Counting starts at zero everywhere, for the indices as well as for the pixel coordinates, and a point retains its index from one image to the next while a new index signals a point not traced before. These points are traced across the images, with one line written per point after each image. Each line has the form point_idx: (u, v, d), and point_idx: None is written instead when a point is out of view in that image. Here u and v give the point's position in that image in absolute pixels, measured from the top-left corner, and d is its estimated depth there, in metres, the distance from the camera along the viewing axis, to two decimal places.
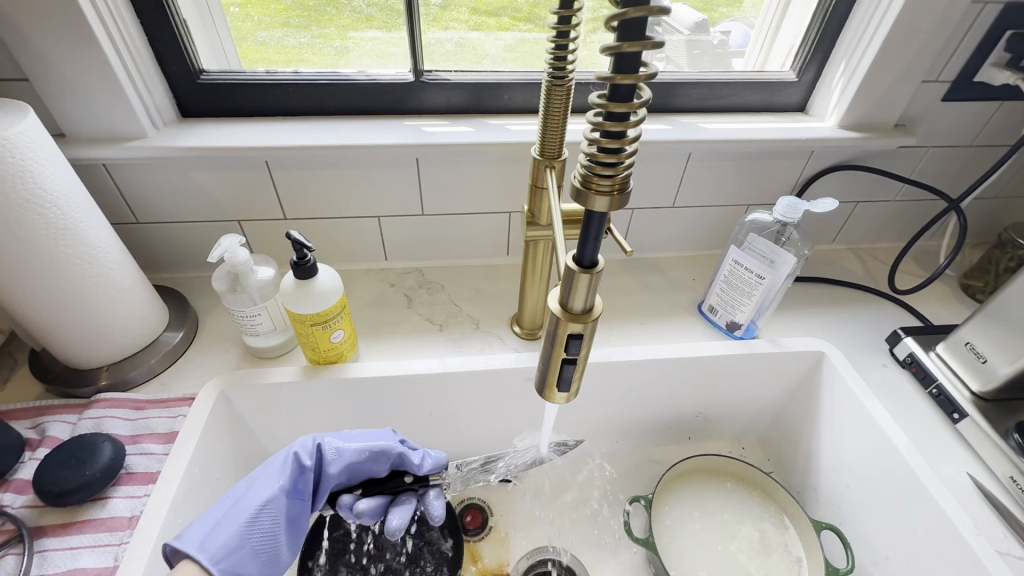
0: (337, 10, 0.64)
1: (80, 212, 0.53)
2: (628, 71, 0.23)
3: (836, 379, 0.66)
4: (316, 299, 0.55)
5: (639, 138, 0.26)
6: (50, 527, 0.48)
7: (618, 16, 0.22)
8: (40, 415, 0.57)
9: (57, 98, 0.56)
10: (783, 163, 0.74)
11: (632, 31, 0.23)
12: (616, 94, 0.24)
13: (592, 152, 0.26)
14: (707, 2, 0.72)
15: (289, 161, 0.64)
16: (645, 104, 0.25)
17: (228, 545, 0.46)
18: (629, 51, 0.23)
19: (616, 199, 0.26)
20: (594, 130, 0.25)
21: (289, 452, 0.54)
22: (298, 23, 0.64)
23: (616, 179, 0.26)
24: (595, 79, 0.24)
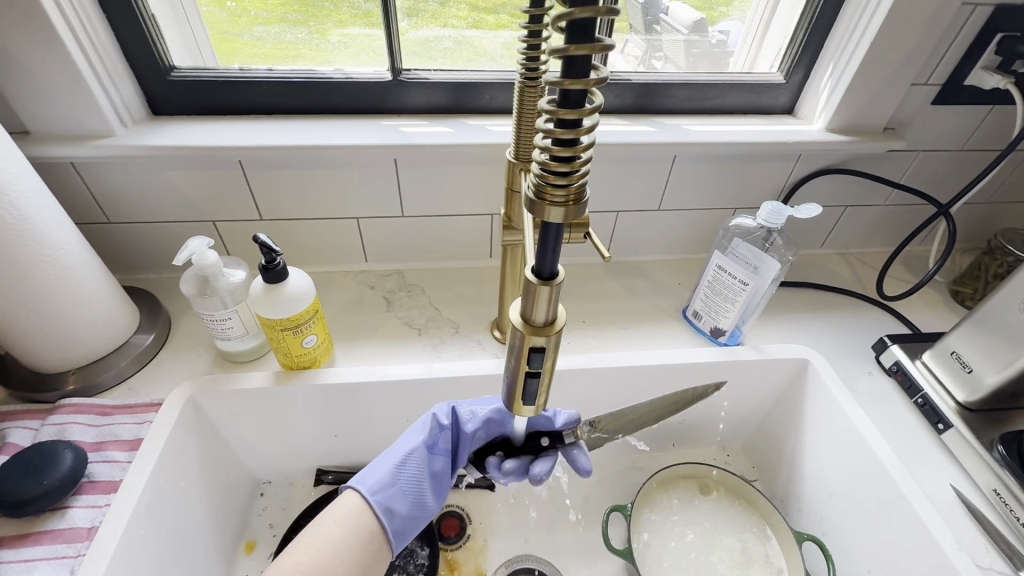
0: (335, 6, 0.61)
1: (42, 213, 0.51)
2: (579, 75, 0.22)
3: (821, 387, 0.65)
4: (286, 303, 0.53)
5: (594, 146, 0.24)
6: (6, 538, 0.47)
7: (565, 16, 0.21)
8: (1, 421, 0.55)
9: (19, 95, 0.54)
10: (770, 166, 0.73)
11: (581, 33, 0.21)
12: (566, 99, 0.22)
13: (544, 160, 0.24)
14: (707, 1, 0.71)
15: (262, 161, 0.62)
16: (598, 109, 0.23)
17: (381, 481, 0.50)
18: (577, 55, 0.21)
19: (571, 210, 0.25)
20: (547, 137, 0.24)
21: (427, 412, 0.55)
22: (294, 19, 0.62)
23: (570, 189, 0.24)
24: (544, 84, 0.23)
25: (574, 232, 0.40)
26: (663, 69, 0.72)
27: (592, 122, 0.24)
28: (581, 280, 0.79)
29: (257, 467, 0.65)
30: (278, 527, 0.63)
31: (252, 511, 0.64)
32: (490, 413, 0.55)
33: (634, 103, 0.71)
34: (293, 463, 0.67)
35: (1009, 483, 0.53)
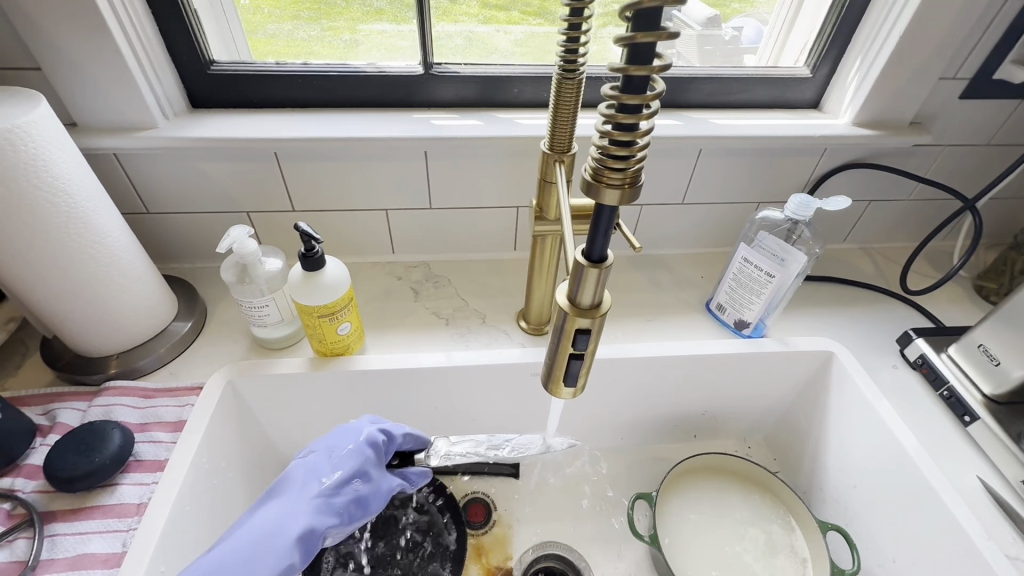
0: (347, 4, 0.64)
1: (91, 201, 0.53)
2: (642, 62, 0.23)
3: (845, 380, 0.65)
4: (323, 291, 0.55)
5: (651, 131, 0.25)
6: (60, 513, 0.49)
7: (633, 6, 0.22)
8: (51, 402, 0.57)
9: (70, 88, 0.56)
10: (795, 161, 0.73)
11: (647, 22, 0.22)
12: (628, 85, 0.24)
13: (604, 145, 0.25)
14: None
15: (298, 153, 0.64)
16: (658, 96, 0.24)
17: None
18: (643, 42, 0.22)
19: (627, 193, 0.26)
20: (606, 122, 0.25)
21: (298, 531, 0.47)
22: (306, 16, 0.64)
23: (627, 173, 0.26)
24: (607, 71, 0.24)
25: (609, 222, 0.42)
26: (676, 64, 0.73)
27: (651, 109, 0.25)
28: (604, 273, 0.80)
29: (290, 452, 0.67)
30: None
31: None
32: (349, 517, 0.52)
33: (659, 97, 0.72)
34: None
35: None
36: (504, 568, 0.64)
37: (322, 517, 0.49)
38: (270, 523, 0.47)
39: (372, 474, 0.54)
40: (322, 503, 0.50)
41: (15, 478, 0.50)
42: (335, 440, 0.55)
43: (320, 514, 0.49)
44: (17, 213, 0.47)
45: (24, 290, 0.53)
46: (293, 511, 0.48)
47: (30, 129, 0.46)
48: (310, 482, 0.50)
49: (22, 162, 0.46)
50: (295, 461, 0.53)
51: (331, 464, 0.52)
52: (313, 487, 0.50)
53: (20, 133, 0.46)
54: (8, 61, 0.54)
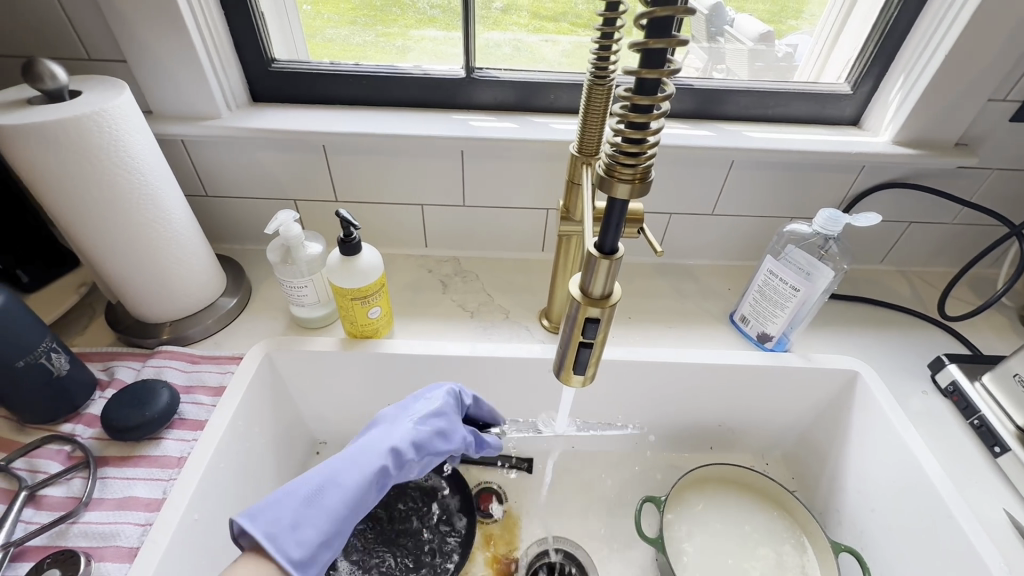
0: (401, 11, 0.68)
1: (159, 181, 0.58)
2: (655, 65, 0.25)
3: (869, 400, 0.64)
4: (357, 275, 0.58)
5: (661, 130, 0.28)
6: (112, 459, 0.54)
7: (646, 15, 0.24)
8: (110, 360, 0.63)
9: (149, 79, 0.62)
10: (831, 177, 0.73)
11: (659, 29, 0.24)
12: (641, 87, 0.26)
13: (617, 143, 0.27)
14: (775, 14, 0.72)
15: (344, 147, 0.68)
16: (668, 98, 0.27)
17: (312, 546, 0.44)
18: (655, 47, 0.24)
19: (637, 187, 0.28)
20: (619, 122, 0.27)
21: (381, 460, 0.51)
22: (363, 22, 0.68)
23: (638, 169, 0.28)
24: (621, 74, 0.26)
25: (628, 227, 0.44)
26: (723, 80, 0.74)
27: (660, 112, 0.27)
28: (629, 279, 0.81)
29: (316, 426, 0.71)
30: None
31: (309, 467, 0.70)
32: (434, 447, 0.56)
33: (694, 108, 0.73)
34: (348, 427, 0.72)
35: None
36: (510, 558, 0.65)
37: (400, 454, 0.53)
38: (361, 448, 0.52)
39: (453, 415, 0.59)
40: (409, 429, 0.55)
41: (76, 424, 0.56)
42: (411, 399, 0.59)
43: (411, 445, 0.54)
44: (98, 187, 0.53)
45: (91, 253, 0.58)
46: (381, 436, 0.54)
47: (115, 113, 0.52)
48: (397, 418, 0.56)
49: (106, 142, 0.52)
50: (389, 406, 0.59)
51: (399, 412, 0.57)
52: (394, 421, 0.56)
53: (107, 116, 0.51)
54: (99, 52, 0.61)
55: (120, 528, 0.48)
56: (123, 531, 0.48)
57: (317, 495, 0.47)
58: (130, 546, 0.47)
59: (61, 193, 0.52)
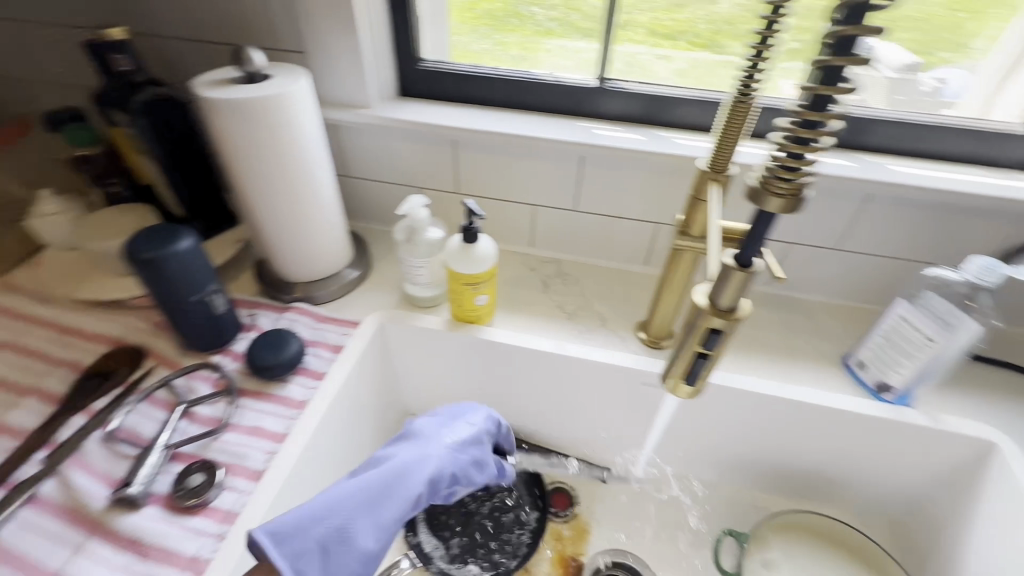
0: (521, 23, 0.73)
1: (318, 158, 0.66)
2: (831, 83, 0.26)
3: (1001, 476, 0.57)
4: (473, 261, 0.62)
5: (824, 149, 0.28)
6: (248, 391, 0.62)
7: (833, 33, 0.25)
8: (253, 308, 0.73)
9: (319, 71, 0.71)
10: (987, 224, 0.65)
11: (844, 48, 0.25)
12: (813, 104, 0.26)
13: (777, 156, 0.28)
14: (926, 43, 0.66)
15: (474, 144, 0.73)
16: (839, 117, 0.27)
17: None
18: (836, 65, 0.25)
19: (790, 202, 0.29)
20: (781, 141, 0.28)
21: (418, 492, 0.49)
22: (483, 30, 0.74)
23: (793, 184, 0.28)
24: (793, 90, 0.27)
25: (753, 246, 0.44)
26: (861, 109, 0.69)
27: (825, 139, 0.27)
28: None
29: (411, 399, 0.78)
30: None
31: None
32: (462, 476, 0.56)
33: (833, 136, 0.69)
34: (439, 404, 0.77)
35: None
36: (575, 559, 0.66)
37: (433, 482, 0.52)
38: (408, 462, 0.50)
39: (484, 445, 0.60)
40: (446, 459, 0.54)
41: (225, 357, 0.65)
42: (453, 423, 0.59)
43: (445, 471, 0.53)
44: (273, 158, 0.62)
45: (254, 213, 0.68)
46: (426, 454, 0.52)
47: (296, 97, 0.60)
48: (438, 439, 0.55)
49: (284, 121, 0.60)
50: (421, 419, 0.57)
51: (439, 433, 0.56)
52: (437, 442, 0.55)
53: (289, 99, 0.59)
54: (281, 43, 0.69)
55: (250, 451, 0.56)
56: (251, 454, 0.55)
57: (353, 529, 0.43)
58: (256, 468, 0.54)
59: (243, 159, 0.61)
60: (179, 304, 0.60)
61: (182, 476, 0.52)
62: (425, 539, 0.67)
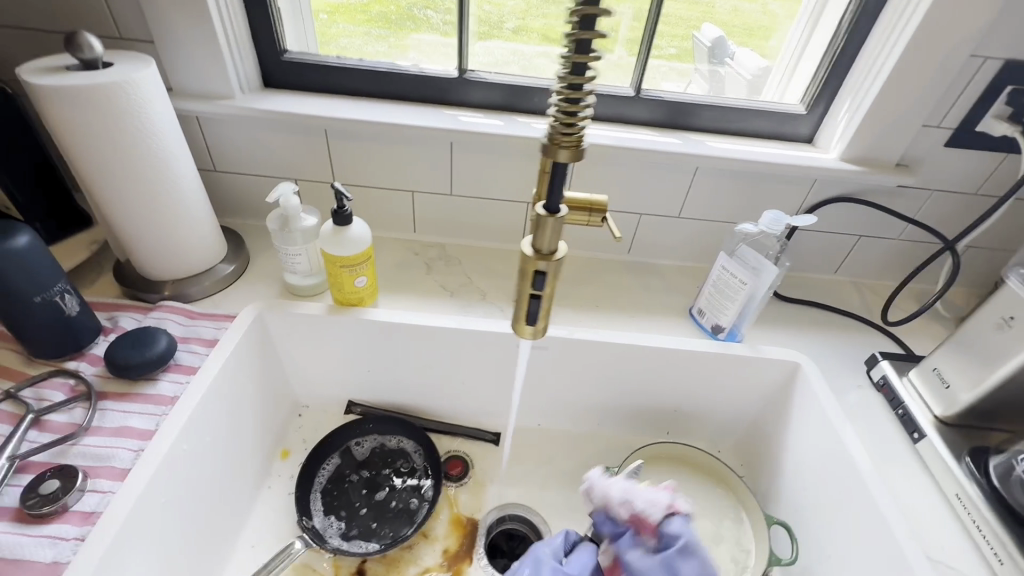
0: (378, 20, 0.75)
1: (174, 147, 0.64)
2: (580, 73, 0.33)
3: (809, 389, 0.70)
4: (347, 244, 0.65)
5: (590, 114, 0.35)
6: (111, 393, 0.59)
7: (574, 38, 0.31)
8: (114, 310, 0.69)
9: (172, 59, 0.68)
10: (783, 189, 0.80)
11: (583, 47, 0.32)
12: (572, 87, 0.33)
13: (561, 106, 0.34)
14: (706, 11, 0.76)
15: (344, 133, 0.75)
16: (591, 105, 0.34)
17: None
18: (579, 61, 0.32)
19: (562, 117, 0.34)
20: (557, 97, 0.33)
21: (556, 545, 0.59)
22: (346, 26, 0.76)
23: (575, 108, 0.33)
24: (559, 76, 0.33)
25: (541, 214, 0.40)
26: (661, 90, 0.80)
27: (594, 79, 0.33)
28: (604, 273, 0.87)
29: (300, 391, 0.79)
30: (309, 443, 0.76)
31: (290, 427, 0.77)
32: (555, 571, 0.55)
33: (665, 118, 0.80)
34: (330, 393, 0.79)
35: (982, 510, 0.55)
36: (471, 518, 0.71)
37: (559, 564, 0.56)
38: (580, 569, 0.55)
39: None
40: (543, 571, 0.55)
41: (81, 362, 0.61)
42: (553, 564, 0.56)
43: (551, 567, 0.56)
44: (122, 151, 0.60)
45: (111, 210, 0.65)
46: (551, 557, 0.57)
47: (141, 83, 0.58)
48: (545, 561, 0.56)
49: (129, 111, 0.58)
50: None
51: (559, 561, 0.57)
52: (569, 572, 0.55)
53: (132, 85, 0.57)
54: (129, 32, 0.67)
55: (115, 452, 0.53)
56: (118, 454, 0.53)
57: None
58: (121, 468, 0.52)
59: (100, 155, 0.59)
60: (15, 309, 0.55)
61: (35, 486, 0.49)
62: (321, 522, 0.67)
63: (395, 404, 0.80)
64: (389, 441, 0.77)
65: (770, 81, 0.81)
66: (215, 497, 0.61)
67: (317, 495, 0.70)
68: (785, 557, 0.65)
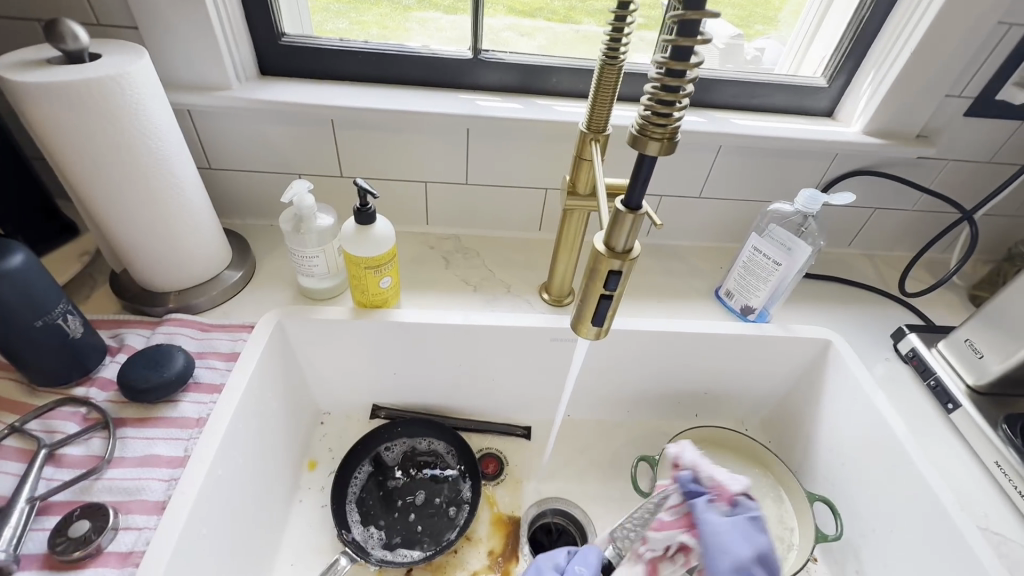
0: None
1: (175, 147, 0.58)
2: (681, 60, 0.31)
3: (843, 366, 0.70)
4: (371, 243, 0.61)
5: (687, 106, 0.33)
6: (129, 420, 0.55)
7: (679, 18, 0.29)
8: (118, 327, 0.64)
9: (161, 48, 0.62)
10: (805, 164, 0.79)
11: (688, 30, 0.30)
12: (670, 74, 0.31)
13: (655, 96, 0.32)
14: None
15: (353, 123, 0.70)
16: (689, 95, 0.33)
17: None
18: (682, 46, 0.30)
19: (656, 108, 0.32)
20: (652, 87, 0.32)
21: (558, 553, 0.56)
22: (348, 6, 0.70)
23: (673, 100, 0.32)
24: (657, 62, 0.32)
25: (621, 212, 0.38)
26: None
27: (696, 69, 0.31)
28: None
29: (322, 398, 0.75)
30: (336, 452, 0.73)
31: (314, 437, 0.74)
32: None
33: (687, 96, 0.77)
34: (353, 398, 0.76)
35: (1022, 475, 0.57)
36: (513, 516, 0.70)
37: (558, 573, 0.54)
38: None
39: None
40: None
41: (90, 388, 0.56)
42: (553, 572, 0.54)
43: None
44: (120, 155, 0.54)
45: (104, 222, 0.59)
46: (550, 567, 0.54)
47: (135, 77, 0.52)
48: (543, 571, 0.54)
49: (125, 109, 0.52)
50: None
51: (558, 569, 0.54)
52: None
53: (126, 80, 0.51)
54: (109, 18, 0.60)
55: (145, 483, 0.50)
56: (148, 486, 0.49)
57: None
58: (156, 500, 0.49)
59: (95, 161, 0.53)
60: (14, 336, 0.50)
61: (63, 529, 0.45)
62: (360, 533, 0.65)
63: (422, 405, 0.78)
64: (420, 444, 0.74)
65: (790, 54, 0.79)
66: (252, 518, 0.58)
67: (353, 506, 0.68)
68: (830, 534, 0.66)
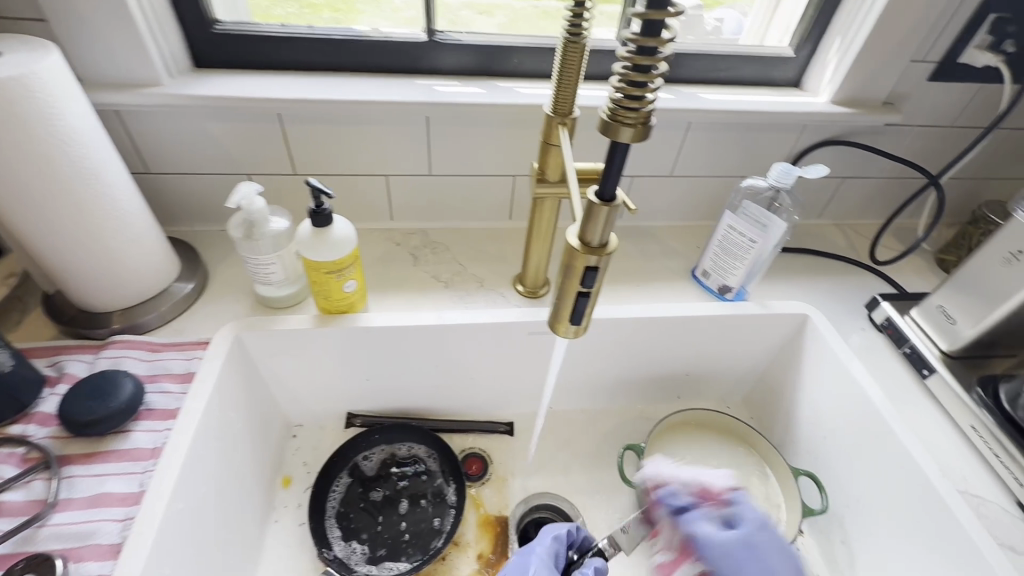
0: None
1: (100, 152, 0.53)
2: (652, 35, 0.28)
3: (821, 340, 0.70)
4: (330, 246, 0.57)
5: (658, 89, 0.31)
6: (75, 457, 0.50)
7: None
8: (56, 354, 0.58)
9: (76, 42, 0.55)
10: (775, 137, 0.78)
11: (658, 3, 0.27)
12: (641, 51, 0.29)
13: (625, 76, 0.30)
14: None
15: (302, 117, 0.65)
16: (662, 75, 0.31)
17: None
18: (653, 19, 0.28)
19: (627, 90, 0.30)
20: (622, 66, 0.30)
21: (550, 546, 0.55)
22: None
23: (645, 80, 0.30)
24: (626, 37, 0.29)
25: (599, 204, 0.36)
26: None
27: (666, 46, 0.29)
28: None
29: (292, 410, 0.71)
30: (312, 465, 0.69)
31: (286, 451, 0.70)
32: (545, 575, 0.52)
33: None
34: (326, 407, 0.72)
35: (997, 438, 0.58)
36: (500, 516, 0.68)
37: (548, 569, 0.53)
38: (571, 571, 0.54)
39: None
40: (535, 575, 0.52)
41: (28, 425, 0.51)
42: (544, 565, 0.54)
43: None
44: (35, 165, 0.48)
45: (28, 240, 0.53)
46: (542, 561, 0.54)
47: (43, 77, 0.46)
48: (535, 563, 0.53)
49: (36, 113, 0.46)
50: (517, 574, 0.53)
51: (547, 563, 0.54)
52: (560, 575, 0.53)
53: (33, 80, 0.45)
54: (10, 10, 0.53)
55: (97, 526, 0.45)
56: (101, 528, 0.45)
57: None
58: (110, 543, 0.45)
59: (6, 173, 0.47)
60: None
61: None
62: (343, 549, 0.62)
63: (399, 409, 0.75)
64: (399, 449, 0.71)
65: (755, 24, 0.77)
66: (223, 547, 0.55)
67: (333, 521, 0.65)
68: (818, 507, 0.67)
